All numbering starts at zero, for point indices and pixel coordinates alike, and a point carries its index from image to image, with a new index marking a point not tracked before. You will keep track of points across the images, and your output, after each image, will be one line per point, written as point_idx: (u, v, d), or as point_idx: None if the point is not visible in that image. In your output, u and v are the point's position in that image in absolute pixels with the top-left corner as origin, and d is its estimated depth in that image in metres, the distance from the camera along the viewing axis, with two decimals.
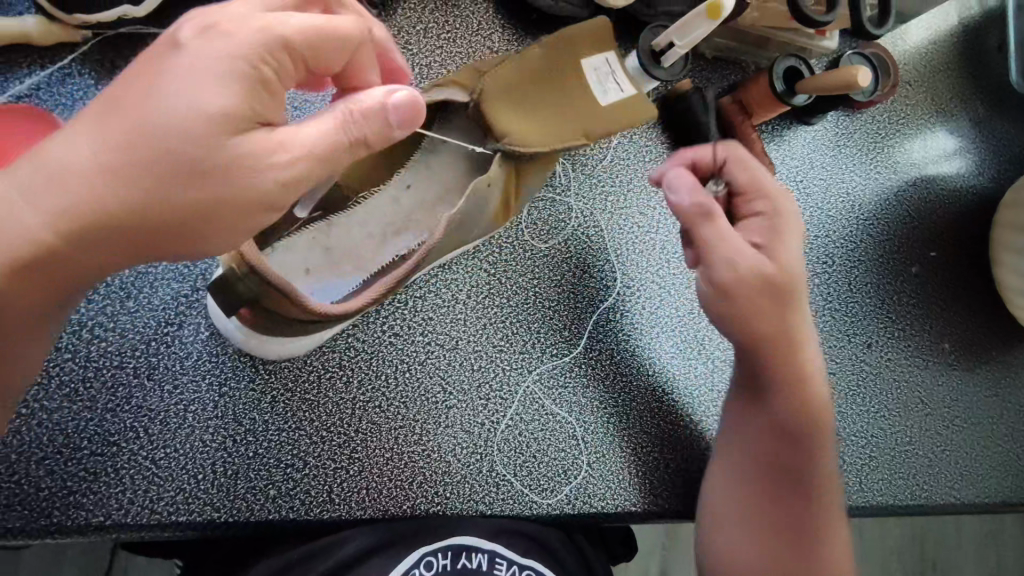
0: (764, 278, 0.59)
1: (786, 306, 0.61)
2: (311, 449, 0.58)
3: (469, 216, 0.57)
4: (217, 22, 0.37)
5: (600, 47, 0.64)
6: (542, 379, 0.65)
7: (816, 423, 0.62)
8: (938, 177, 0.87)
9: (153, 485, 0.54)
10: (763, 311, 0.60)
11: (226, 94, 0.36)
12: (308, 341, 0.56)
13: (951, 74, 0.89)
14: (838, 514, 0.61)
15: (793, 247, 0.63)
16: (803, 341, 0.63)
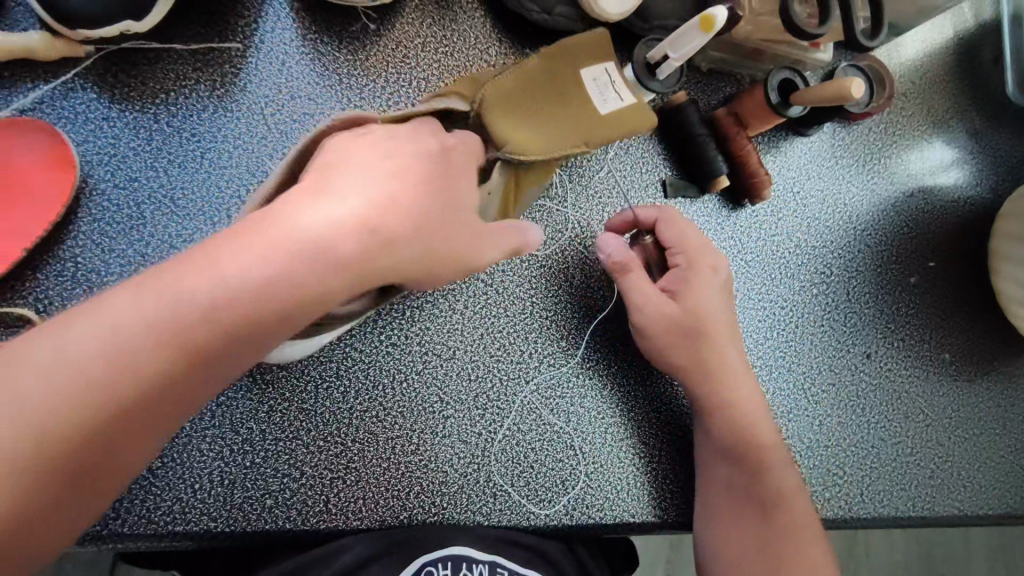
0: (673, 321, 0.65)
1: (704, 343, 0.66)
2: (308, 459, 0.58)
3: None
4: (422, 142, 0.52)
5: (594, 52, 0.65)
6: (539, 389, 0.65)
7: (757, 449, 0.66)
8: (935, 188, 0.87)
9: (150, 495, 0.54)
10: (675, 350, 0.65)
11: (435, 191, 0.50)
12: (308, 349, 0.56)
13: (946, 85, 0.89)
14: (800, 533, 0.63)
15: (706, 293, 0.67)
16: (729, 372, 0.67)
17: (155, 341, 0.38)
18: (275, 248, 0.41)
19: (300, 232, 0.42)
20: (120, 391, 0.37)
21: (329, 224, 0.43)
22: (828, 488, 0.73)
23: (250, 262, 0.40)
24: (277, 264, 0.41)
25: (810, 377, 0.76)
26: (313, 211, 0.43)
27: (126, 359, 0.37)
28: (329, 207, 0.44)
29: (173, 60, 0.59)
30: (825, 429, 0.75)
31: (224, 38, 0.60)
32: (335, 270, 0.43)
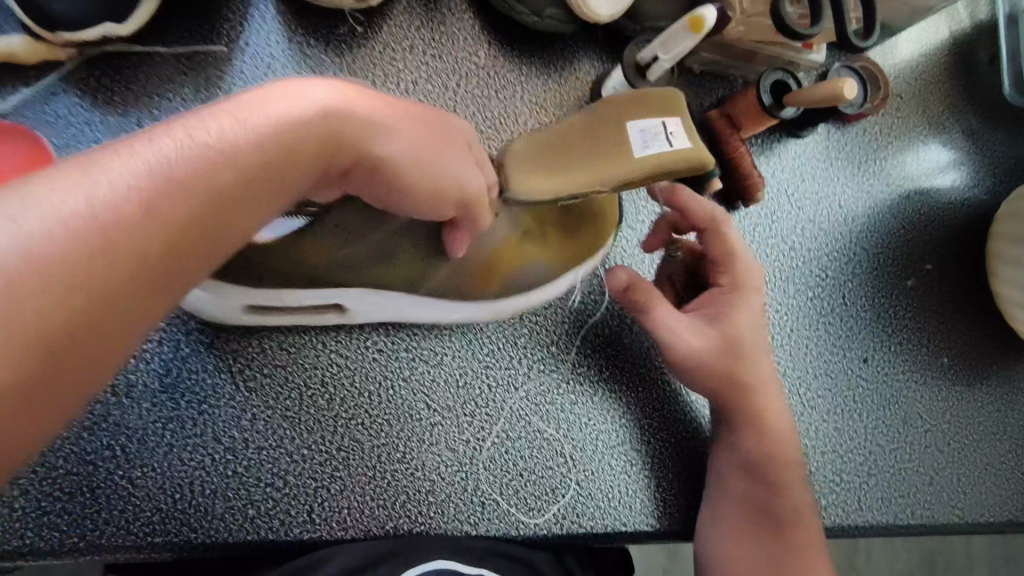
0: (706, 344, 0.62)
1: (744, 363, 0.63)
2: (292, 468, 0.57)
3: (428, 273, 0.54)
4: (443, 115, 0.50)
5: (662, 104, 0.54)
6: (528, 395, 0.64)
7: (782, 465, 0.63)
8: (932, 190, 0.86)
9: (130, 505, 0.53)
10: (714, 373, 0.63)
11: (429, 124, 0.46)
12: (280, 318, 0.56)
13: (943, 87, 0.88)
14: (808, 546, 0.62)
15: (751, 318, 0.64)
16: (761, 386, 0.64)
17: (92, 248, 0.29)
18: (224, 132, 0.34)
19: (255, 117, 0.36)
20: (52, 314, 0.27)
21: (288, 110, 0.37)
22: (825, 495, 0.72)
23: (199, 154, 0.33)
24: (235, 154, 0.34)
25: (805, 382, 0.74)
26: (276, 97, 0.37)
27: (59, 268, 0.28)
28: (280, 94, 0.38)
29: (157, 64, 0.58)
30: (821, 435, 0.74)
31: (208, 40, 0.60)
32: (299, 167, 0.37)
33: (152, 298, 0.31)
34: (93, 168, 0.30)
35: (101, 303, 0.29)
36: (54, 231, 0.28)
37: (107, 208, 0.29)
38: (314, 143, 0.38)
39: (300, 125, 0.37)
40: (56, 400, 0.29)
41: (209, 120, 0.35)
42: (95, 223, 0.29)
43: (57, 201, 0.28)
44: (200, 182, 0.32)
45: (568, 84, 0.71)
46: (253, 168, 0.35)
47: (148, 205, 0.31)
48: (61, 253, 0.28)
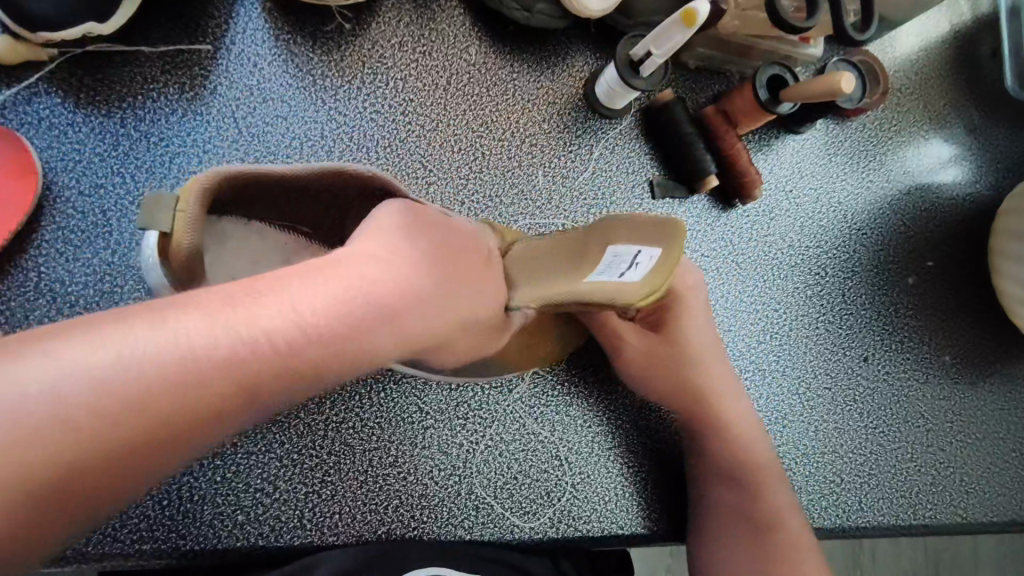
0: (639, 352, 0.62)
1: (688, 369, 0.62)
2: (282, 472, 0.56)
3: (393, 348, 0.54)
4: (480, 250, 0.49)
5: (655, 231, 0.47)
6: (522, 397, 0.63)
7: (750, 466, 0.62)
8: (932, 186, 0.85)
9: (117, 511, 0.52)
10: (654, 377, 0.62)
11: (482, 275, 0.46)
12: None
13: (943, 81, 0.87)
14: (796, 550, 0.59)
15: (697, 327, 0.63)
16: (713, 387, 0.63)
17: (89, 426, 0.27)
18: (293, 309, 0.32)
19: (324, 295, 0.34)
20: (22, 500, 0.25)
21: (371, 293, 0.35)
22: (825, 496, 0.71)
23: (251, 324, 0.31)
24: (296, 336, 0.32)
25: (805, 381, 0.73)
26: (369, 277, 0.36)
27: (46, 449, 0.26)
28: (373, 273, 0.36)
29: (141, 64, 0.57)
30: (821, 435, 0.73)
31: (193, 39, 0.59)
32: (345, 362, 0.34)
33: (142, 471, 0.29)
34: (133, 328, 0.29)
35: (88, 487, 0.28)
36: (61, 408, 0.26)
37: (120, 382, 0.28)
38: (371, 336, 0.35)
39: (372, 310, 0.35)
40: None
41: (293, 285, 0.33)
42: (102, 400, 0.27)
43: (74, 369, 0.27)
44: (234, 359, 0.30)
45: (561, 79, 0.70)
46: (308, 348, 0.32)
47: (170, 377, 0.29)
48: (58, 433, 0.26)
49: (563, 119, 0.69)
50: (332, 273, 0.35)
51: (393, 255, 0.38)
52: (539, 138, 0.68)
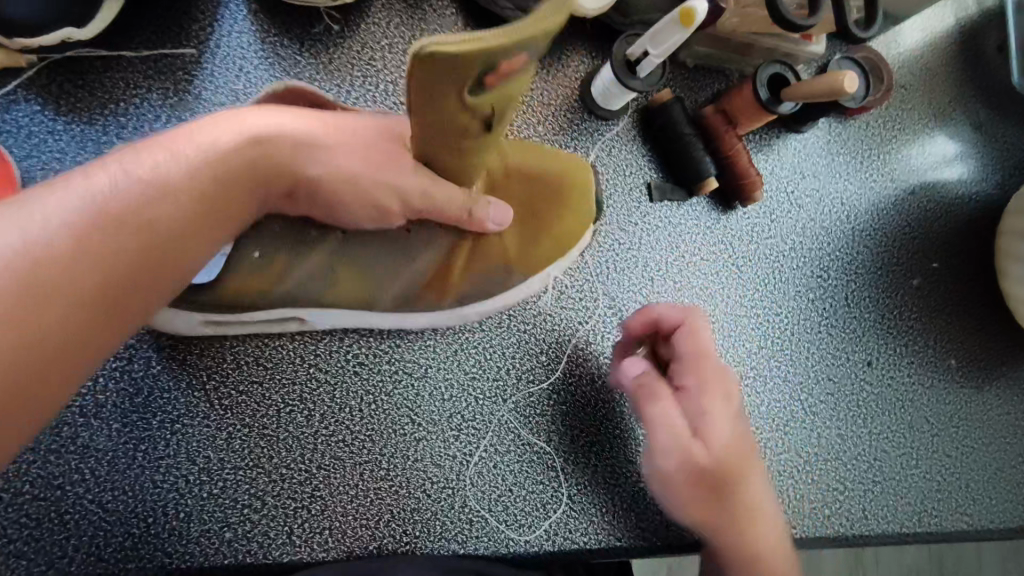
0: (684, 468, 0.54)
1: (727, 488, 0.55)
2: (270, 488, 0.55)
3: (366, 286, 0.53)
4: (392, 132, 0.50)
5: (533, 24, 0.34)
6: (517, 407, 0.62)
7: None
8: (938, 184, 0.83)
9: (101, 530, 0.51)
10: (692, 495, 0.54)
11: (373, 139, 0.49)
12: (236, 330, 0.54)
13: (949, 77, 0.85)
14: None
15: (736, 430, 0.56)
16: (761, 500, 0.57)
17: (32, 278, 0.35)
18: (156, 165, 0.40)
19: (187, 148, 0.41)
20: (5, 341, 0.33)
21: (215, 138, 0.42)
22: (828, 504, 0.69)
23: (130, 185, 0.39)
24: (168, 186, 0.40)
25: (807, 387, 0.72)
26: (209, 126, 0.43)
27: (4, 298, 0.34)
28: (215, 124, 0.43)
29: (123, 68, 0.56)
30: (825, 442, 0.71)
31: (177, 43, 0.57)
32: (229, 205, 0.43)
33: (104, 319, 0.38)
34: (27, 208, 0.36)
35: (54, 358, 0.36)
36: (2, 265, 0.34)
37: (40, 243, 0.35)
38: (229, 176, 0.42)
39: (228, 154, 0.42)
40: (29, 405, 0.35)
41: (144, 154, 0.40)
42: (33, 257, 0.35)
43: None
44: (132, 213, 0.39)
45: (556, 81, 0.68)
46: (173, 192, 0.40)
47: (68, 259, 0.36)
48: (10, 285, 0.34)
49: (559, 121, 0.67)
50: (174, 137, 0.42)
51: (225, 114, 0.44)
52: (534, 141, 0.66)
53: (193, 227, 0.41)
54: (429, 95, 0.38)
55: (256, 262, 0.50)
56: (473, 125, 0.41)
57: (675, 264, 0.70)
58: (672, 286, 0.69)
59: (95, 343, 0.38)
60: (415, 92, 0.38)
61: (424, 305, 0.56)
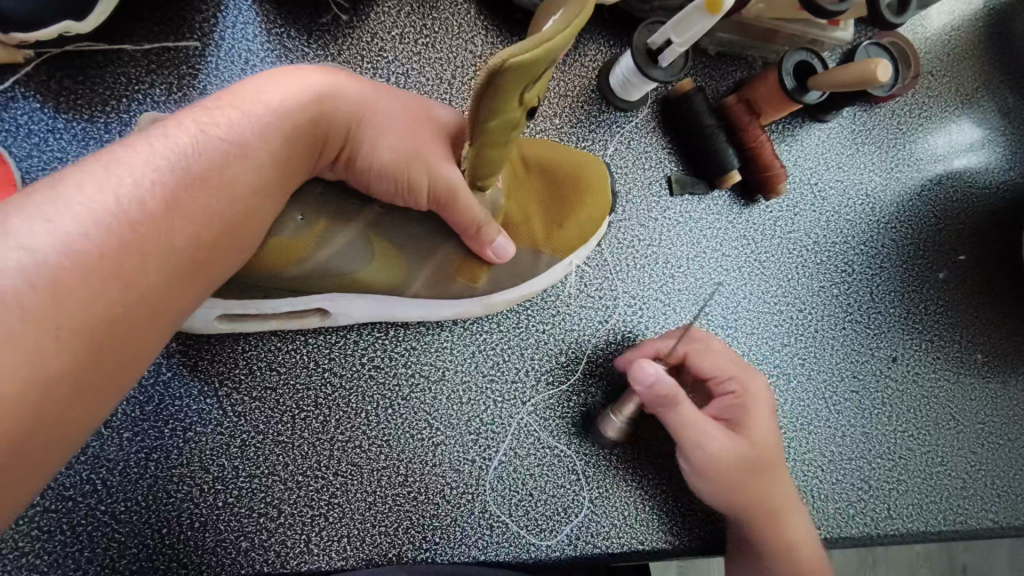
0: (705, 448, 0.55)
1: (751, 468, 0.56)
2: (286, 496, 0.53)
3: (386, 278, 0.49)
4: (433, 110, 0.49)
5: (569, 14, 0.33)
6: (537, 410, 0.60)
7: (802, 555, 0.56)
8: (964, 174, 0.80)
9: (114, 543, 0.49)
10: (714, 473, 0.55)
11: (413, 118, 0.47)
12: (248, 318, 0.51)
13: (976, 61, 0.82)
14: None
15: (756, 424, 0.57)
16: (784, 497, 0.57)
17: (127, 241, 0.34)
18: (232, 125, 0.40)
19: (256, 108, 0.41)
20: (99, 303, 0.33)
21: (284, 99, 0.42)
22: (852, 504, 0.68)
23: (213, 148, 0.39)
24: (246, 150, 0.39)
25: (831, 384, 0.70)
26: (274, 86, 0.42)
27: (101, 259, 0.33)
28: (278, 83, 0.42)
29: (124, 63, 0.54)
30: (849, 441, 0.70)
31: (180, 36, 0.55)
32: (296, 170, 0.42)
33: (172, 292, 0.37)
34: (114, 166, 0.36)
35: (126, 328, 0.35)
36: (99, 226, 0.34)
37: (132, 205, 0.35)
38: (298, 139, 0.41)
39: (297, 115, 0.42)
40: (116, 370, 0.35)
41: (216, 114, 0.40)
42: (127, 217, 0.35)
43: (90, 201, 0.34)
44: (216, 177, 0.38)
45: (573, 71, 0.66)
46: (238, 158, 0.39)
47: (138, 226, 0.35)
48: (106, 247, 0.33)
49: (575, 113, 0.65)
50: (241, 95, 0.41)
51: (281, 72, 0.43)
52: (551, 133, 0.64)
53: (267, 195, 0.40)
54: (490, 107, 0.35)
55: (297, 226, 0.44)
56: (522, 124, 0.39)
57: (695, 260, 0.68)
58: (693, 282, 0.67)
59: (176, 311, 0.38)
60: (471, 107, 0.36)
61: (453, 288, 0.53)
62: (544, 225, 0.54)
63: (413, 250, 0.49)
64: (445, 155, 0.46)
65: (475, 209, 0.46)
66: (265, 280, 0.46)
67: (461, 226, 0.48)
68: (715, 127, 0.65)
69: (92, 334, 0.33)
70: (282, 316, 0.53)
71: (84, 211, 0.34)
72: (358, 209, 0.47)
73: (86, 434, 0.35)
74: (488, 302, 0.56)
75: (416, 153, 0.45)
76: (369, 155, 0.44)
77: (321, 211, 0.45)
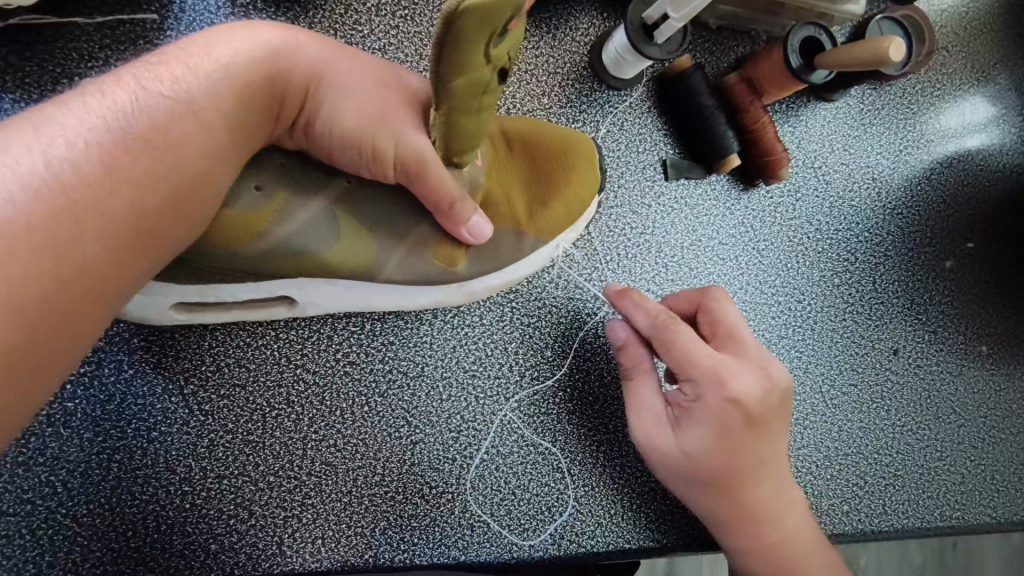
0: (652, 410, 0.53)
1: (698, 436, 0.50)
2: (257, 497, 0.51)
3: (354, 261, 0.46)
4: (402, 74, 0.45)
5: None
6: (521, 406, 0.58)
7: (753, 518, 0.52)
8: (976, 155, 0.76)
9: (77, 546, 0.47)
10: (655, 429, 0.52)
11: (379, 81, 0.43)
12: (202, 304, 0.48)
13: (994, 35, 0.78)
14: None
15: (717, 396, 0.49)
16: (766, 493, 0.52)
17: (61, 209, 0.31)
18: (178, 80, 0.36)
19: (204, 63, 0.37)
20: (29, 277, 0.29)
21: (235, 53, 0.38)
22: (846, 501, 0.66)
23: (157, 106, 0.35)
24: (194, 107, 0.36)
25: (829, 377, 0.67)
26: (226, 40, 0.38)
27: (30, 228, 0.30)
28: (230, 37, 0.39)
29: (75, 38, 0.50)
30: (846, 436, 0.67)
31: (136, 8, 0.51)
32: (249, 133, 0.39)
33: (116, 264, 0.33)
34: (45, 129, 0.32)
35: (65, 304, 0.31)
36: (27, 193, 0.30)
37: (66, 167, 0.31)
38: (251, 102, 0.38)
39: (249, 71, 0.38)
40: (55, 350, 0.31)
41: (160, 69, 0.36)
42: (60, 183, 0.31)
43: (17, 163, 0.30)
44: (161, 137, 0.34)
45: (563, 46, 0.62)
46: (186, 115, 0.35)
47: (73, 192, 0.31)
48: (37, 216, 0.30)
49: (566, 91, 0.61)
50: (188, 50, 0.37)
51: (233, 26, 0.40)
52: (539, 114, 0.60)
53: (220, 157, 0.37)
54: (453, 65, 0.33)
55: (255, 197, 0.41)
56: (492, 90, 0.37)
57: (690, 249, 0.64)
58: (687, 272, 0.64)
59: (122, 286, 0.34)
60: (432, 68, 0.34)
61: (430, 277, 0.50)
62: (526, 207, 0.52)
63: (382, 230, 0.47)
64: (412, 124, 0.43)
65: (447, 183, 0.43)
66: (222, 261, 0.43)
67: (430, 202, 0.44)
68: (713, 103, 0.61)
69: (22, 311, 0.29)
70: (240, 304, 0.50)
71: (10, 175, 0.30)
72: (324, 182, 0.44)
73: (23, 420, 0.32)
74: (466, 290, 0.53)
75: (382, 118, 0.42)
76: (330, 120, 0.41)
77: (282, 181, 0.43)
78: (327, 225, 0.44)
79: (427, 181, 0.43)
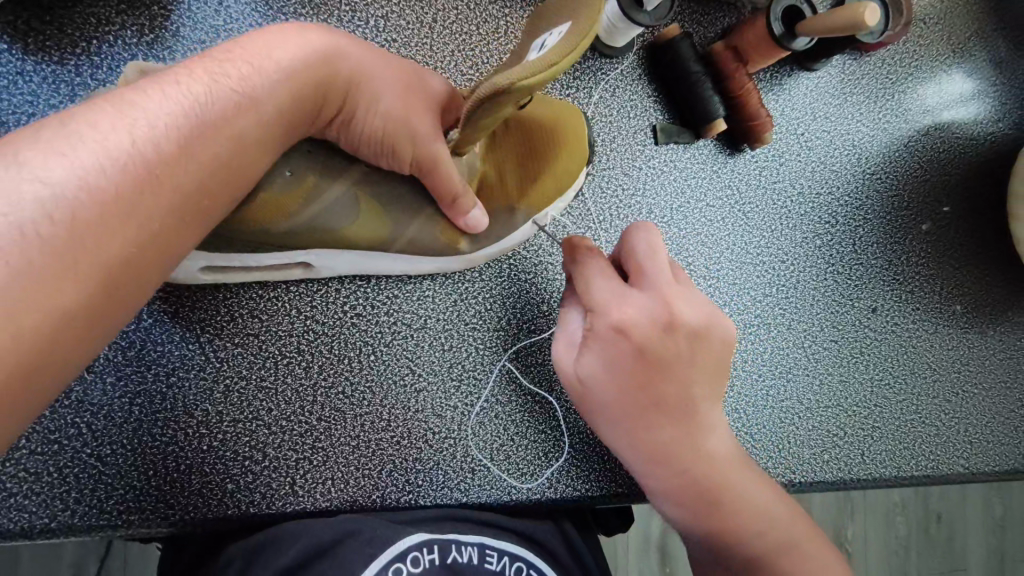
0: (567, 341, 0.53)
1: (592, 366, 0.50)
2: (270, 440, 0.54)
3: (368, 234, 0.50)
4: (427, 79, 0.49)
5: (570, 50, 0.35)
6: (519, 357, 0.61)
7: (665, 458, 0.50)
8: (952, 125, 0.80)
9: (102, 483, 0.50)
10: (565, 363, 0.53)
11: (408, 86, 0.47)
12: (228, 271, 0.51)
13: (969, 9, 0.81)
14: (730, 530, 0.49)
15: (607, 326, 0.48)
16: (677, 434, 0.50)
17: (144, 182, 0.33)
18: (244, 78, 0.38)
19: (266, 64, 0.39)
20: (112, 244, 0.31)
21: (293, 56, 0.41)
22: (827, 450, 0.70)
23: (224, 98, 0.37)
24: (258, 104, 0.38)
25: (811, 333, 0.71)
26: (282, 41, 0.41)
27: (118, 199, 0.32)
28: (285, 37, 0.41)
29: (92, 2, 0.52)
30: (827, 389, 0.71)
31: None
32: (295, 126, 0.41)
33: (176, 238, 0.36)
34: (125, 105, 0.34)
35: (134, 269, 0.33)
36: (114, 164, 0.32)
37: (148, 146, 0.33)
38: (301, 86, 0.41)
39: (303, 75, 0.41)
40: (114, 310, 0.33)
41: (228, 64, 0.39)
42: (143, 158, 0.33)
43: (105, 137, 0.32)
44: (229, 128, 0.37)
45: None
46: (249, 107, 0.38)
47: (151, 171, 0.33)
48: (124, 187, 0.32)
49: None
50: (250, 48, 0.40)
51: (286, 28, 0.42)
52: None
53: (270, 140, 0.40)
54: (490, 108, 0.39)
55: (288, 181, 0.45)
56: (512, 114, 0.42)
57: (679, 210, 0.67)
58: (675, 233, 0.67)
59: (175, 254, 0.36)
60: (469, 108, 0.39)
61: (434, 249, 0.53)
62: (518, 183, 0.54)
63: (395, 207, 0.50)
64: (432, 124, 0.47)
65: (454, 179, 0.48)
66: (252, 235, 0.46)
67: (434, 189, 0.49)
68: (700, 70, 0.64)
69: (101, 274, 0.31)
70: (263, 270, 0.53)
71: (99, 147, 0.32)
72: (347, 168, 0.48)
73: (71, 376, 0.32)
74: (469, 258, 0.56)
75: (408, 120, 0.45)
76: (364, 119, 0.44)
77: (308, 167, 0.46)
78: (345, 204, 0.48)
79: (436, 173, 0.47)
